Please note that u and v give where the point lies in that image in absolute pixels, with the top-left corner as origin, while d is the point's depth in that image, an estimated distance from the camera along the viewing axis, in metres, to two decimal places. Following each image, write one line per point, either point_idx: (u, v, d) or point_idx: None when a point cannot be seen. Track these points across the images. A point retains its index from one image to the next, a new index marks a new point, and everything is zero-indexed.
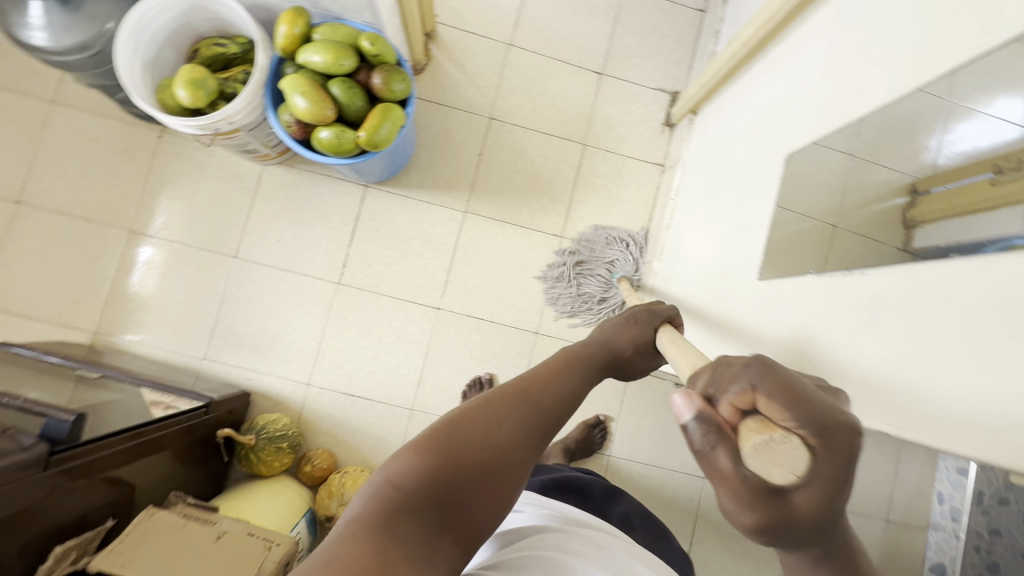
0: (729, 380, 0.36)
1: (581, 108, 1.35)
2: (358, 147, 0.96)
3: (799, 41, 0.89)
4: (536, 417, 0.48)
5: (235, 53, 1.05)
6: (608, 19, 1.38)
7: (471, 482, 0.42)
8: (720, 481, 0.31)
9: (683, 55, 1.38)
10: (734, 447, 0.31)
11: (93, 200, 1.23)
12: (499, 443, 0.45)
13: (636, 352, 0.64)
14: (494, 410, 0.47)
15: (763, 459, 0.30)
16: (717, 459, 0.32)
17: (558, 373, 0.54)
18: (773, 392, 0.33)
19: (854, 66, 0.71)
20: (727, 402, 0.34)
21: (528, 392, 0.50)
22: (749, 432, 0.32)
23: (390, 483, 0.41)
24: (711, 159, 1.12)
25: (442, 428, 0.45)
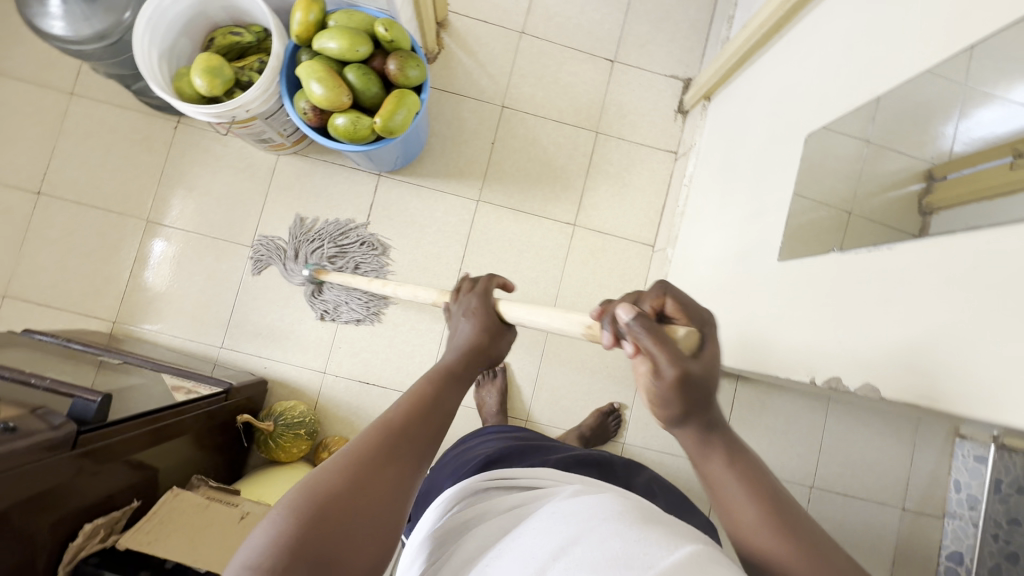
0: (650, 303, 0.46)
1: (594, 95, 1.34)
2: (374, 133, 0.96)
3: (817, 22, 0.88)
4: (418, 431, 0.45)
5: (251, 42, 1.06)
6: (620, 5, 1.37)
7: (349, 540, 0.37)
8: (667, 352, 0.41)
9: (696, 41, 1.37)
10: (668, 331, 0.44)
11: (111, 191, 1.24)
12: (370, 480, 0.40)
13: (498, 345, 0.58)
14: (363, 451, 0.41)
15: (676, 337, 0.43)
16: (648, 345, 0.41)
17: (426, 402, 0.47)
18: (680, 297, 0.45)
19: (872, 47, 0.71)
20: (651, 303, 0.46)
21: (396, 421, 0.44)
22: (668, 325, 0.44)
23: (242, 573, 0.34)
24: (726, 144, 1.12)
25: (302, 493, 0.38)
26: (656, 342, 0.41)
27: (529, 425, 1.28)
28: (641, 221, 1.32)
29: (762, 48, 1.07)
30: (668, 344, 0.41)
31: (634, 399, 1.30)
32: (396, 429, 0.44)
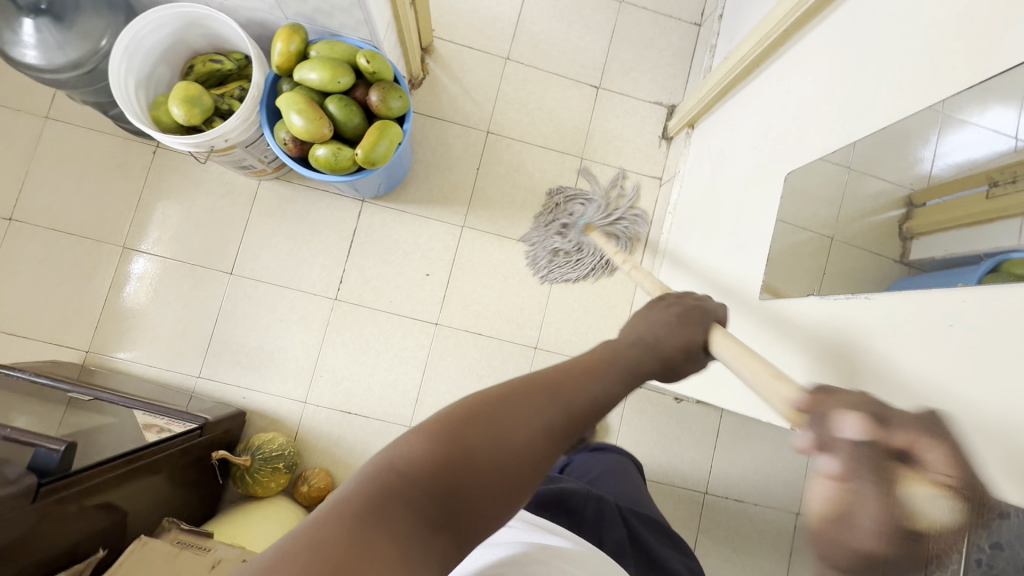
0: (850, 404, 0.38)
1: (579, 121, 1.35)
2: (355, 164, 0.95)
3: (795, 61, 0.89)
4: (572, 424, 0.42)
5: (231, 69, 1.05)
6: (605, 32, 1.38)
7: (478, 487, 0.37)
8: (881, 511, 0.28)
9: (680, 69, 1.38)
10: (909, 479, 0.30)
11: (87, 217, 1.22)
12: (507, 439, 0.38)
13: (683, 353, 0.54)
14: (511, 405, 0.40)
15: (914, 496, 0.29)
16: (858, 471, 0.31)
17: (610, 370, 0.47)
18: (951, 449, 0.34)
19: (850, 84, 0.72)
20: (892, 427, 0.35)
21: (552, 385, 0.43)
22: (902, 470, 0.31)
23: (389, 464, 0.37)
24: (710, 172, 1.12)
25: (459, 415, 0.39)
26: (870, 477, 0.30)
27: None
28: (626, 248, 1.32)
29: (743, 82, 1.08)
30: (897, 497, 0.29)
31: (619, 427, 1.29)
32: (546, 390, 0.42)
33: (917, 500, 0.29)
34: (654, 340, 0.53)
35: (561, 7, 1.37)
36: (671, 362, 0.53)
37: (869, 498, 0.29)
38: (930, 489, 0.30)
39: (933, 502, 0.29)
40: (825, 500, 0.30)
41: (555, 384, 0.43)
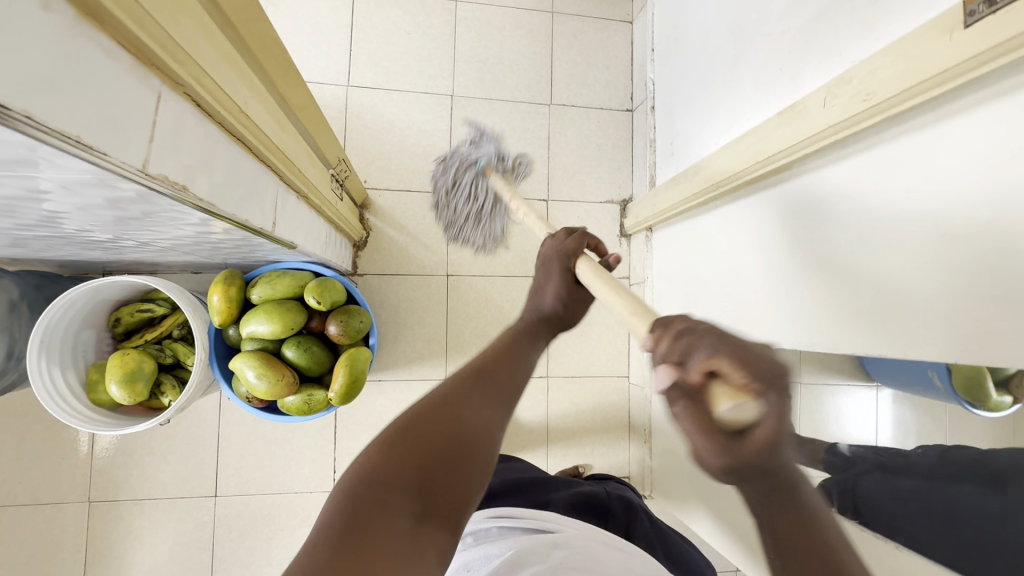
0: (691, 349, 0.37)
1: (537, 240, 1.31)
2: (330, 402, 0.89)
3: (750, 211, 0.87)
4: (494, 380, 0.57)
5: (166, 310, 0.97)
6: (540, 140, 1.34)
7: (442, 468, 0.45)
8: (705, 437, 0.36)
9: (622, 161, 1.36)
10: (709, 396, 0.35)
11: (39, 481, 1.10)
12: (472, 425, 0.50)
13: (563, 306, 0.71)
14: (453, 394, 0.52)
15: (722, 414, 0.35)
16: (683, 419, 0.37)
17: (517, 351, 0.63)
18: (740, 347, 0.34)
19: (820, 265, 0.70)
20: (699, 363, 0.36)
21: (488, 367, 0.58)
22: (721, 396, 0.35)
23: (360, 469, 0.43)
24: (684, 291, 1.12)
25: (408, 416, 0.49)
26: (680, 408, 0.37)
27: None
28: (609, 355, 1.34)
29: (695, 206, 1.05)
30: (713, 424, 0.36)
31: None
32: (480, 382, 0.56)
33: (737, 412, 0.34)
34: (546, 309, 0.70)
35: (490, 125, 1.32)
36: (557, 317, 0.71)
37: (696, 423, 0.36)
38: (751, 396, 0.34)
39: (748, 406, 0.34)
40: (684, 422, 0.38)
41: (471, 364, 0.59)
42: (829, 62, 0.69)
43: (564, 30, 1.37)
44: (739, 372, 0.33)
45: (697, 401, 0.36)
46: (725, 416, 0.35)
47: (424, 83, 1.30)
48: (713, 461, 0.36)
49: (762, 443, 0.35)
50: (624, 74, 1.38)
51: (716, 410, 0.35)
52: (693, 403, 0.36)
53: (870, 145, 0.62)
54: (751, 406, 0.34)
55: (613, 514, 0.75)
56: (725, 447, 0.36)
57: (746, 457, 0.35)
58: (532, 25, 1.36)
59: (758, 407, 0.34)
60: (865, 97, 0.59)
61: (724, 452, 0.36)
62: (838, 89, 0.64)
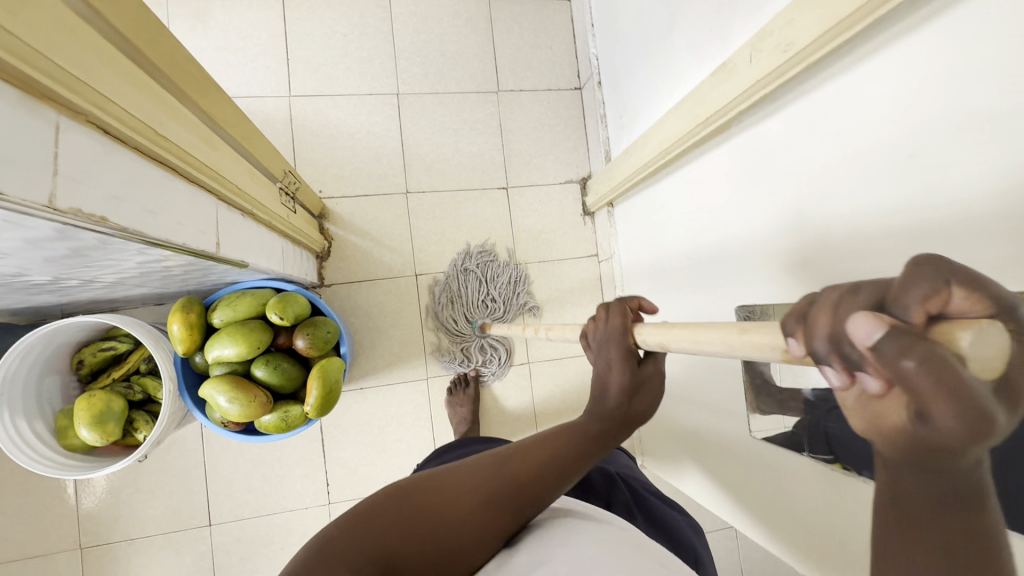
0: (902, 284, 0.23)
1: (502, 229, 1.31)
2: (308, 416, 0.88)
3: (700, 174, 0.88)
4: (517, 481, 0.48)
5: (130, 346, 0.95)
6: (493, 129, 1.33)
7: (414, 549, 0.45)
8: (940, 416, 0.22)
9: (577, 140, 1.36)
10: (944, 339, 0.22)
11: (25, 534, 1.08)
12: (548, 450, 0.48)
13: (626, 403, 0.49)
14: (465, 465, 0.51)
15: (961, 364, 0.22)
16: (899, 389, 0.23)
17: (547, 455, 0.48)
18: (963, 271, 0.22)
19: (769, 217, 0.71)
20: (924, 296, 0.22)
21: (600, 406, 0.49)
22: (953, 339, 0.22)
23: (346, 526, 0.45)
24: (649, 260, 1.13)
25: (420, 478, 0.50)
26: (916, 364, 0.22)
27: None
28: None
29: (649, 175, 1.06)
30: (953, 391, 0.22)
31: None
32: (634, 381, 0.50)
33: (987, 362, 0.22)
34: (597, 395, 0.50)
35: (440, 120, 1.31)
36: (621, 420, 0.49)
37: (942, 386, 0.22)
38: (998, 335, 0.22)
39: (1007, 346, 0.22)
40: (867, 405, 0.25)
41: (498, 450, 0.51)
42: (753, 17, 0.70)
43: (503, 15, 1.36)
44: (977, 302, 0.22)
45: (938, 358, 0.22)
46: (982, 369, 0.22)
47: (367, 84, 1.28)
48: (929, 448, 0.23)
49: (992, 426, 0.23)
50: (568, 52, 1.38)
51: (948, 363, 0.22)
52: (938, 353, 0.22)
53: (799, 94, 0.63)
54: (1008, 353, 0.22)
55: (592, 485, 0.75)
56: (955, 429, 0.22)
57: (986, 441, 0.23)
58: (470, 13, 1.35)
59: (1018, 350, 0.22)
60: (785, 47, 0.60)
61: (961, 434, 0.22)
62: (762, 43, 0.64)
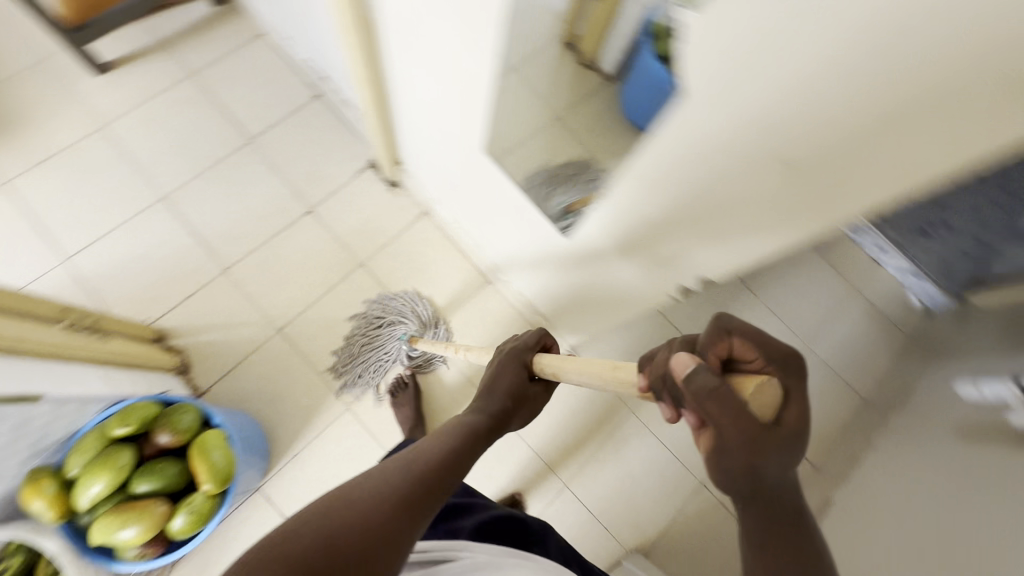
0: (737, 348, 0.41)
1: (329, 244, 1.33)
2: (215, 495, 0.86)
3: (399, 74, 0.94)
4: (430, 478, 0.50)
5: (24, 558, 0.89)
6: (267, 171, 1.36)
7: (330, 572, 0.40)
8: (722, 420, 0.38)
9: (343, 134, 1.41)
10: (738, 383, 0.39)
11: None
12: (449, 451, 0.55)
13: (514, 400, 0.68)
14: (385, 474, 0.49)
15: (749, 398, 0.38)
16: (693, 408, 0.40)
17: (449, 447, 0.56)
18: (743, 330, 0.40)
19: (436, 55, 0.77)
20: (714, 348, 0.41)
21: (490, 401, 0.67)
22: (732, 379, 0.38)
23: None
24: (444, 179, 1.17)
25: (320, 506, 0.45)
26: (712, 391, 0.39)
27: (571, 485, 1.29)
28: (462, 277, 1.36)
29: (388, 111, 1.11)
30: (729, 398, 0.38)
31: None
32: (524, 395, 0.70)
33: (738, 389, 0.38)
34: (491, 392, 0.68)
35: (216, 193, 1.33)
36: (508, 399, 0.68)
37: (715, 402, 0.38)
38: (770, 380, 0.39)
39: (774, 391, 0.38)
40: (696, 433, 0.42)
41: (411, 455, 0.53)
42: None
43: (213, 79, 1.40)
44: (749, 352, 0.40)
45: (720, 389, 0.38)
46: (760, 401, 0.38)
47: (131, 206, 1.29)
48: (719, 443, 0.39)
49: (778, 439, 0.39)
50: (289, 71, 1.43)
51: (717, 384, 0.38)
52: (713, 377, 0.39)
53: None
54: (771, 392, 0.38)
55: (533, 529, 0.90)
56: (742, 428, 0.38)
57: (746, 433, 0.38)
58: (185, 95, 1.38)
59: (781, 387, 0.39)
60: None
61: (733, 433, 0.38)
62: None
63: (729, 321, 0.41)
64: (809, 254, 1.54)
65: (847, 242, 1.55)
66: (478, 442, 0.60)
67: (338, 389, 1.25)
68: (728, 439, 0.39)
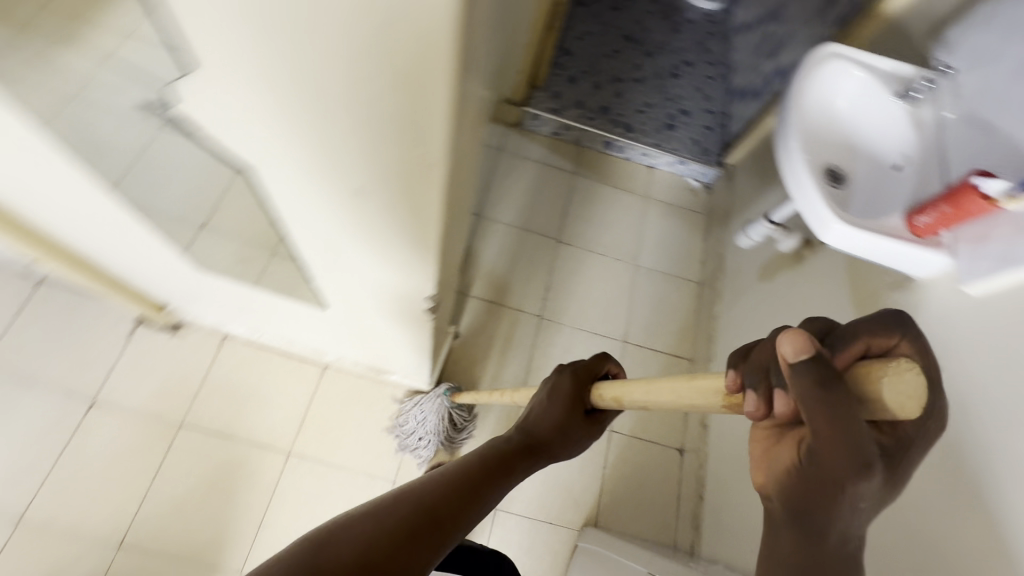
0: (867, 332, 0.35)
1: (133, 424, 1.17)
2: None
3: (77, 232, 0.84)
4: (451, 505, 0.48)
5: None
6: (17, 387, 1.16)
7: None
8: (828, 417, 0.32)
9: (94, 305, 1.25)
10: (869, 371, 0.33)
11: None
12: (475, 474, 0.52)
13: (562, 428, 0.62)
14: (397, 498, 0.47)
15: (883, 392, 0.32)
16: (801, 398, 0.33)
17: (478, 476, 0.52)
18: (915, 334, 0.35)
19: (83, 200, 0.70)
20: (853, 341, 0.35)
21: (533, 427, 0.62)
22: (872, 371, 0.33)
23: None
24: (207, 304, 1.08)
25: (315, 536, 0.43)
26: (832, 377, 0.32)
27: (504, 507, 1.27)
28: (295, 378, 1.27)
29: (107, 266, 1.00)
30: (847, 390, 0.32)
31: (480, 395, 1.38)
32: (564, 423, 0.62)
33: (897, 394, 0.31)
34: (537, 416, 0.63)
35: None
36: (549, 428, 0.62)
37: (833, 415, 0.32)
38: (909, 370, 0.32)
39: (918, 386, 0.31)
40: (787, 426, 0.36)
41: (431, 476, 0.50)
42: None
43: None
44: (891, 343, 0.35)
45: (838, 381, 0.32)
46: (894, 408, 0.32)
47: None
48: (822, 446, 0.33)
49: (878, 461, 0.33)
50: None
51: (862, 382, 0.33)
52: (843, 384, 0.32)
53: None
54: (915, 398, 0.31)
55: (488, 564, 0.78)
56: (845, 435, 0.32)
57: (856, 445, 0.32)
58: None
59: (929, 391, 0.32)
60: None
61: (840, 437, 0.32)
62: None
63: (887, 317, 0.36)
64: (597, 186, 1.66)
65: (620, 162, 1.71)
66: (513, 469, 0.56)
67: (399, 453, 1.25)
68: (829, 463, 0.33)
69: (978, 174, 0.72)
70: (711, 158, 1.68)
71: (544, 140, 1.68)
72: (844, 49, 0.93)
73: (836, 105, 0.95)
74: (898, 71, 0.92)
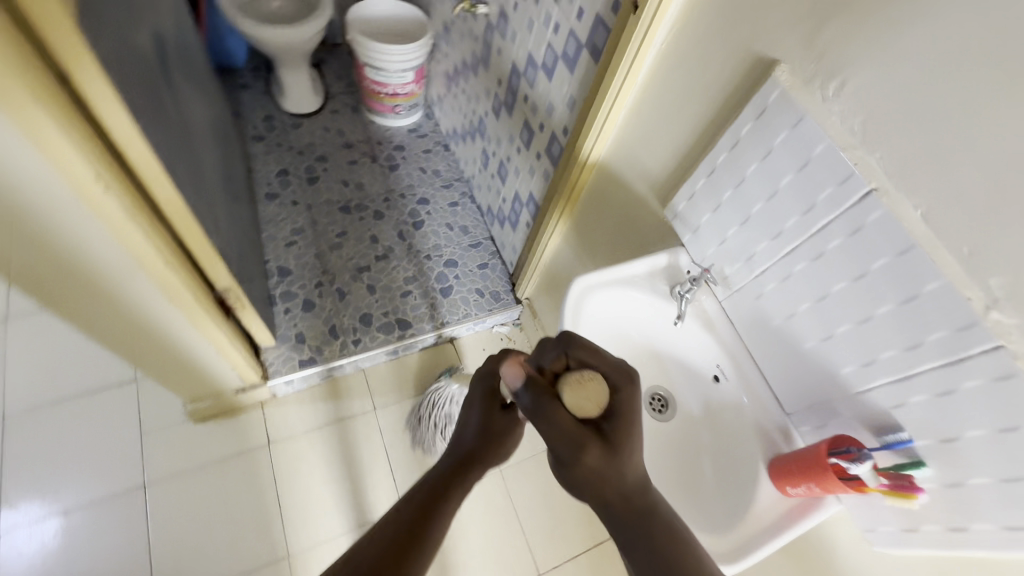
0: (548, 354, 0.55)
1: None
2: None
3: None
4: (408, 542, 0.48)
5: None
6: None
7: None
8: (552, 429, 0.47)
9: None
10: (569, 377, 0.50)
11: None
12: (429, 507, 0.51)
13: (498, 428, 0.58)
14: (359, 556, 0.47)
15: (574, 391, 0.49)
16: (523, 404, 0.50)
17: (429, 509, 0.51)
18: (590, 346, 0.54)
19: None
20: (554, 360, 0.54)
21: (460, 443, 0.57)
22: (569, 378, 0.50)
23: None
24: None
25: None
26: (537, 391, 0.50)
27: None
28: None
29: None
30: (558, 401, 0.49)
31: None
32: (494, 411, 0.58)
33: (580, 392, 0.48)
34: (463, 436, 0.58)
35: None
36: (486, 433, 0.57)
37: (544, 424, 0.47)
38: (590, 376, 0.50)
39: (598, 392, 0.49)
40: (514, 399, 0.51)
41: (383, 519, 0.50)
42: None
43: None
44: (592, 360, 0.53)
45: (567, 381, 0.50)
46: (576, 410, 0.48)
47: None
48: (562, 427, 0.47)
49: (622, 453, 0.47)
50: None
51: (561, 393, 0.49)
52: (547, 397, 0.49)
53: None
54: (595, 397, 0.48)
55: None
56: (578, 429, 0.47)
57: (574, 434, 0.46)
58: None
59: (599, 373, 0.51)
60: None
61: (561, 438, 0.47)
62: None
63: (571, 339, 0.55)
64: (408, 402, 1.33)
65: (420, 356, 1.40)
66: (462, 484, 0.55)
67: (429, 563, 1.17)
68: (563, 433, 0.47)
69: (828, 442, 0.58)
70: (507, 299, 1.47)
71: (316, 390, 1.30)
72: (586, 279, 0.75)
73: (615, 330, 0.78)
74: (649, 266, 0.78)
